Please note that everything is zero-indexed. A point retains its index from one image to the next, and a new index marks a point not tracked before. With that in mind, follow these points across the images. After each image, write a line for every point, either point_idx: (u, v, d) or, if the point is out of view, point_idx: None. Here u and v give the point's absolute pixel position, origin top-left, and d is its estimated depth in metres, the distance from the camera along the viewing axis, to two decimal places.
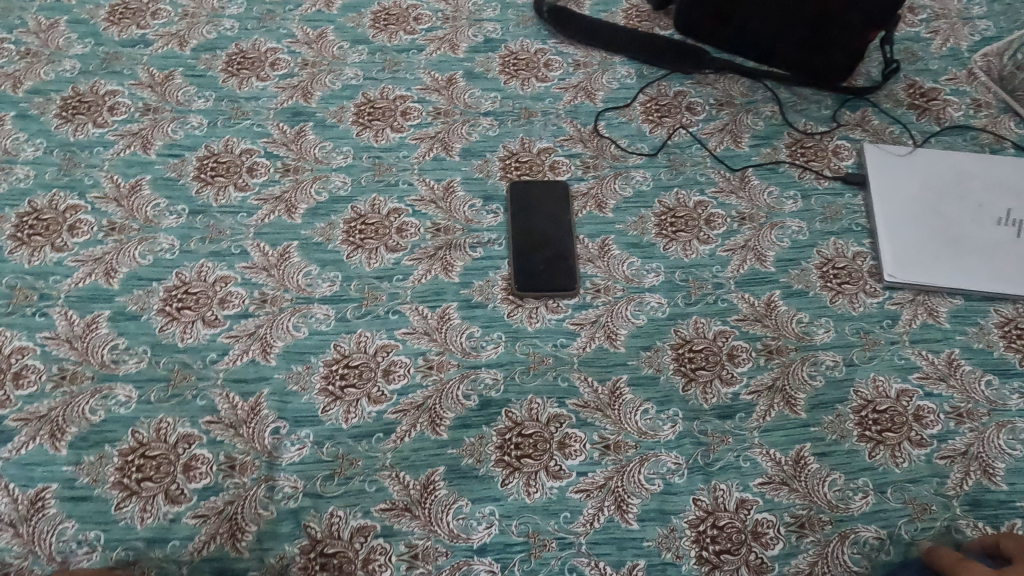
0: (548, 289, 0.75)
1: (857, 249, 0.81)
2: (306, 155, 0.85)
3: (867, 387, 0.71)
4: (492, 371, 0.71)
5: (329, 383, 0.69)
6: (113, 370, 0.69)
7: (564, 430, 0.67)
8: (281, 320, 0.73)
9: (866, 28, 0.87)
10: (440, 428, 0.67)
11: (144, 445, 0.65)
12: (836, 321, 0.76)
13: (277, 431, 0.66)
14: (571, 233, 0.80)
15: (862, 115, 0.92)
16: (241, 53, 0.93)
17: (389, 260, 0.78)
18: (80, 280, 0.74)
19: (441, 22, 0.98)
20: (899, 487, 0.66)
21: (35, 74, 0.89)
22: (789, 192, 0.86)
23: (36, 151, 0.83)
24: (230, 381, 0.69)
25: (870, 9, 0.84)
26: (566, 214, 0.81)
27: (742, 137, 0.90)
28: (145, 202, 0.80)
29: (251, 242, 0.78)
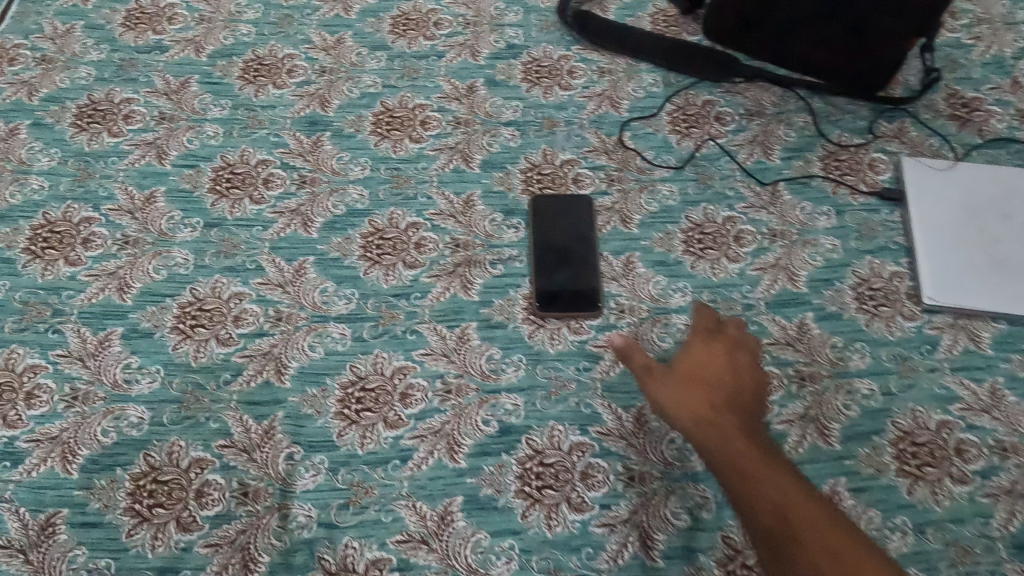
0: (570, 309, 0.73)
1: (894, 269, 0.78)
2: (323, 166, 0.83)
3: (906, 418, 0.68)
4: (513, 396, 0.68)
5: (345, 406, 0.67)
6: (126, 391, 0.67)
7: (587, 459, 0.65)
8: (296, 338, 0.71)
9: (909, 33, 0.82)
10: (458, 456, 0.65)
11: (156, 470, 0.63)
12: (871, 346, 0.73)
13: (291, 457, 0.64)
14: (595, 250, 0.77)
15: (900, 126, 0.88)
16: (258, 60, 0.91)
17: (407, 277, 0.75)
18: (94, 296, 0.73)
19: (462, 28, 0.95)
20: (940, 527, 0.62)
21: (51, 82, 0.88)
22: (822, 208, 0.82)
23: (51, 161, 0.81)
24: (244, 404, 0.67)
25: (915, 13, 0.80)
26: (590, 230, 0.78)
27: (774, 149, 0.86)
28: (159, 215, 0.78)
29: (266, 257, 0.76)
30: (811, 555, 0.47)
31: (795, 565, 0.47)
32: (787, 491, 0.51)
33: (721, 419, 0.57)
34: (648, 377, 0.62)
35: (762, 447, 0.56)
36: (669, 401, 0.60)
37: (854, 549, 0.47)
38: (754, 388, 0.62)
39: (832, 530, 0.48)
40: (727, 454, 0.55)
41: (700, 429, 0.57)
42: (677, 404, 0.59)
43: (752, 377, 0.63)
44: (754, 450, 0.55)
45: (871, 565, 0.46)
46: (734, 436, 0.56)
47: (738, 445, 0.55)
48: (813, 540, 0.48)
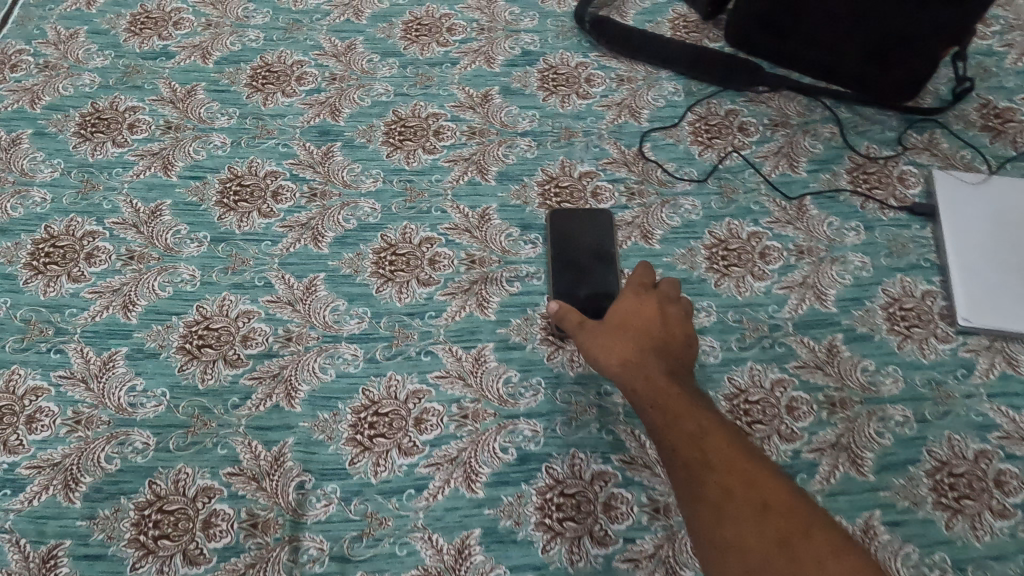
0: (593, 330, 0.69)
1: (926, 288, 0.75)
2: (334, 178, 0.80)
3: (942, 447, 0.65)
4: (531, 421, 0.66)
5: (358, 432, 0.65)
6: (131, 415, 0.65)
7: (610, 490, 0.62)
8: (307, 360, 0.68)
9: (940, 46, 0.79)
10: (475, 485, 0.62)
11: (161, 499, 0.61)
12: (904, 370, 0.70)
13: (302, 486, 0.62)
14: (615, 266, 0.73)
15: (930, 138, 0.85)
16: (266, 67, 0.88)
17: (421, 294, 0.73)
18: (97, 314, 0.70)
19: (476, 33, 0.93)
20: (980, 564, 0.60)
21: (53, 89, 0.85)
22: (850, 223, 0.79)
23: (54, 173, 0.79)
24: (253, 429, 0.65)
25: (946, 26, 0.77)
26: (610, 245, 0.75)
27: (800, 161, 0.83)
28: (165, 229, 0.76)
29: (275, 274, 0.73)
30: (717, 486, 0.49)
31: (707, 497, 0.49)
32: (703, 430, 0.52)
33: (642, 365, 0.57)
34: (580, 333, 0.63)
35: (685, 389, 0.56)
36: (597, 354, 0.61)
37: (766, 482, 0.48)
38: (685, 339, 0.60)
39: (744, 461, 0.50)
40: (648, 398, 0.55)
41: (623, 376, 0.58)
42: (603, 356, 0.60)
43: (685, 324, 0.62)
44: (675, 391, 0.55)
45: (778, 496, 0.47)
46: (657, 381, 0.56)
47: (659, 387, 0.56)
48: (724, 468, 0.50)
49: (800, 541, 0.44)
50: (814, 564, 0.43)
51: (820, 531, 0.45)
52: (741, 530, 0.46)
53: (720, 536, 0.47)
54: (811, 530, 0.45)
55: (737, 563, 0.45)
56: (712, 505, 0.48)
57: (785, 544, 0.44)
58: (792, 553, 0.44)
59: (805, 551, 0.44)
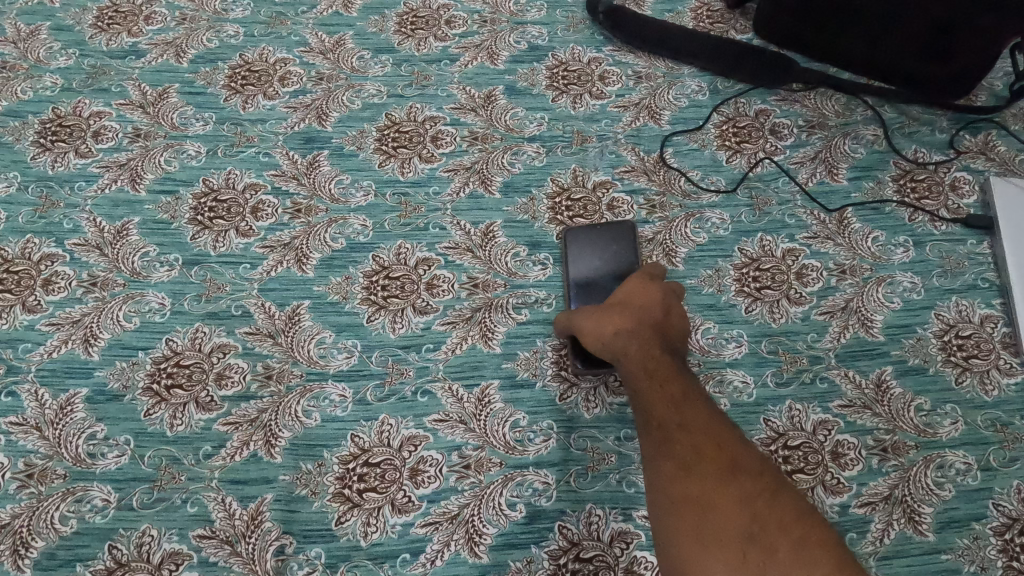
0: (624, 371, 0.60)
1: (985, 312, 0.67)
2: (320, 192, 0.72)
3: (1012, 501, 0.57)
4: (542, 472, 0.58)
5: (346, 485, 0.57)
6: (90, 467, 0.58)
7: (632, 553, 0.55)
8: (288, 403, 0.61)
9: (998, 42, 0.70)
10: (479, 549, 0.55)
11: (123, 567, 0.54)
12: (965, 409, 0.61)
13: (282, 550, 0.55)
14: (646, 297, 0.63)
15: (985, 140, 0.76)
16: (246, 66, 0.80)
17: (418, 325, 0.65)
18: (55, 350, 0.63)
19: (478, 26, 0.84)
20: None
21: (11, 93, 0.77)
22: (898, 238, 0.71)
23: (10, 188, 0.71)
24: (227, 483, 0.57)
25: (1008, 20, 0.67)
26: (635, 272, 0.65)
27: (839, 168, 0.75)
28: (132, 250, 0.68)
29: (254, 301, 0.66)
30: (696, 452, 0.44)
31: (676, 458, 0.44)
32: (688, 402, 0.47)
33: (634, 336, 0.52)
34: (572, 315, 0.58)
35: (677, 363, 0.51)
36: (586, 329, 0.56)
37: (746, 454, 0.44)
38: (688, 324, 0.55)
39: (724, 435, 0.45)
40: (634, 369, 0.51)
41: (614, 349, 0.53)
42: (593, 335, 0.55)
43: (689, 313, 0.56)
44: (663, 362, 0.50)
45: (754, 466, 0.44)
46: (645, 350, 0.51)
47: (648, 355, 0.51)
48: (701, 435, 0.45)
49: (767, 507, 0.41)
50: (780, 532, 0.39)
51: (793, 506, 0.41)
52: (715, 494, 0.42)
53: (685, 495, 0.43)
54: (781, 500, 0.42)
55: (698, 526, 0.41)
56: (682, 466, 0.44)
57: (754, 511, 0.41)
58: (760, 517, 0.40)
59: (773, 520, 0.40)
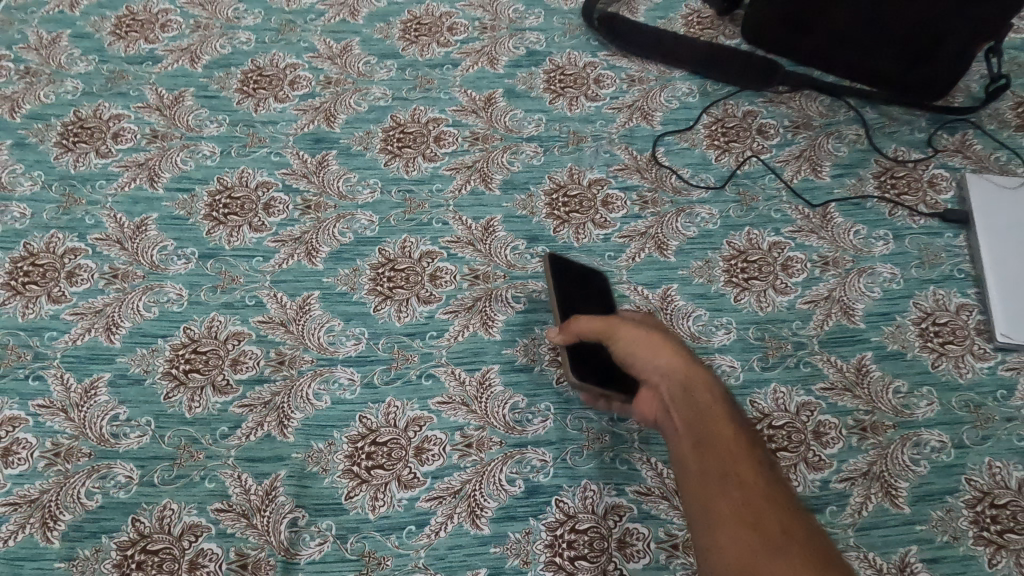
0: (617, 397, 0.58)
1: (961, 301, 0.70)
2: (329, 189, 0.76)
3: (983, 476, 0.60)
4: (540, 451, 0.61)
5: (355, 463, 0.61)
6: (113, 447, 0.61)
7: (625, 525, 0.58)
8: (300, 386, 0.64)
9: (979, 28, 0.73)
10: (480, 521, 0.58)
11: (145, 538, 0.57)
12: (940, 391, 0.65)
13: (295, 523, 0.58)
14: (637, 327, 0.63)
15: (962, 139, 0.80)
16: (257, 70, 0.84)
17: (422, 313, 0.68)
18: (79, 337, 0.66)
19: (478, 33, 0.88)
20: None
21: (35, 97, 0.81)
22: (878, 232, 0.74)
23: (34, 186, 0.75)
24: (243, 461, 0.61)
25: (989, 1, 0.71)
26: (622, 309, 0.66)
27: (823, 165, 0.79)
28: (150, 245, 0.72)
29: (267, 292, 0.69)
30: (770, 513, 0.42)
31: (748, 518, 0.42)
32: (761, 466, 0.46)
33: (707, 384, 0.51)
34: (621, 326, 0.56)
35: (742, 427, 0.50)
36: (643, 351, 0.54)
37: (813, 528, 0.42)
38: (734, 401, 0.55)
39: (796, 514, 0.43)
40: (699, 410, 0.49)
41: (678, 384, 0.51)
42: (650, 359, 0.53)
43: None
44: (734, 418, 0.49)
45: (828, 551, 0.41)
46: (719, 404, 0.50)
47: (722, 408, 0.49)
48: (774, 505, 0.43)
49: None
50: None
51: None
52: (788, 554, 0.40)
53: (755, 559, 0.39)
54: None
55: None
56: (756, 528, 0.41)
57: None
58: None
59: None
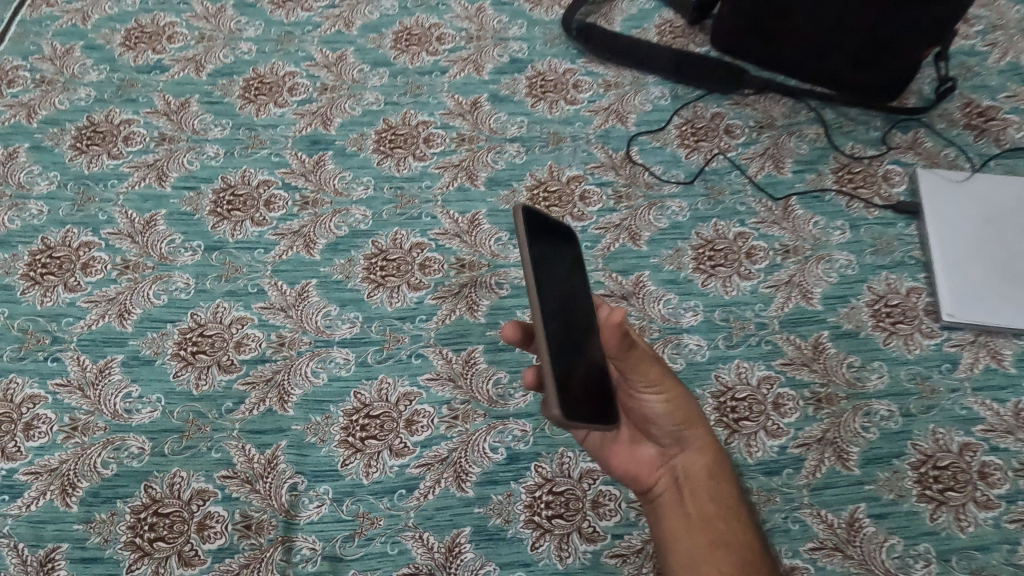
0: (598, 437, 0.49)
1: (911, 285, 0.76)
2: (326, 186, 0.81)
3: (927, 441, 0.66)
4: (521, 422, 0.66)
5: (350, 434, 0.66)
6: (126, 421, 0.66)
7: (598, 487, 0.63)
8: (299, 365, 0.69)
9: (925, 27, 0.78)
10: (465, 485, 0.63)
11: (157, 502, 0.62)
12: (890, 365, 0.70)
13: (295, 487, 0.63)
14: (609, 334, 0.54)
15: (914, 137, 0.86)
16: (258, 78, 0.90)
17: (412, 299, 0.74)
18: (93, 323, 0.71)
19: (465, 42, 0.94)
20: (965, 555, 0.60)
21: (50, 103, 0.87)
22: (836, 222, 0.80)
23: (50, 185, 0.80)
24: (247, 433, 0.66)
25: (930, 2, 0.76)
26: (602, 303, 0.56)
27: (785, 162, 0.84)
28: (159, 238, 0.77)
29: (268, 281, 0.75)
30: None
31: None
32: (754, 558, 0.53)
33: (727, 477, 0.57)
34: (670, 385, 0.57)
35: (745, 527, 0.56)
36: (674, 422, 0.57)
37: None
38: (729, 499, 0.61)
39: None
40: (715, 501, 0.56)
41: (699, 468, 0.57)
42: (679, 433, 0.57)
43: None
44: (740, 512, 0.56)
45: None
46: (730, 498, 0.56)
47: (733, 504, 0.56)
48: None
49: None
50: None
51: None
52: None
53: None
54: None
55: None
56: None
57: None
58: None
59: None
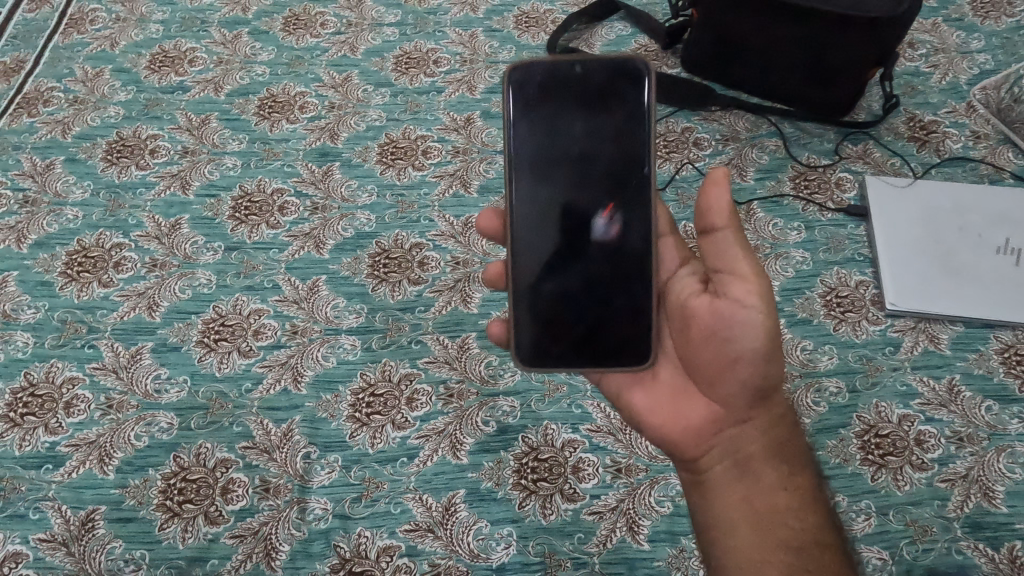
0: (576, 314, 0.59)
1: (860, 278, 0.84)
2: (333, 194, 0.90)
3: (870, 413, 0.74)
4: (510, 398, 0.74)
5: (357, 409, 0.74)
6: (157, 399, 0.74)
7: (578, 454, 0.71)
8: (311, 350, 0.77)
9: (865, 51, 0.88)
10: (460, 453, 0.71)
11: (185, 469, 0.70)
12: (839, 348, 0.79)
13: (308, 456, 0.71)
14: (635, 191, 0.56)
15: (863, 148, 0.95)
16: (272, 98, 0.99)
17: (412, 292, 0.82)
18: (126, 314, 0.80)
19: (459, 65, 1.04)
20: (901, 509, 0.68)
21: (83, 121, 0.96)
22: (793, 224, 0.89)
23: (84, 193, 0.89)
24: (265, 409, 0.73)
25: (870, 33, 0.86)
26: (645, 156, 0.56)
27: (748, 171, 0.94)
28: (184, 240, 0.85)
29: (283, 277, 0.83)
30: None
31: None
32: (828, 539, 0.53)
33: (791, 454, 0.57)
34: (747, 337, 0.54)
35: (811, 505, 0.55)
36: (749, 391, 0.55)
37: None
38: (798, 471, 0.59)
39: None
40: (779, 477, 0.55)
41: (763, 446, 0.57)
42: (756, 387, 0.55)
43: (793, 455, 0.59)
44: (811, 488, 0.56)
45: None
46: (800, 475, 0.56)
47: (802, 481, 0.56)
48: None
49: None
50: None
51: None
52: None
53: None
54: None
55: None
56: None
57: None
58: None
59: None
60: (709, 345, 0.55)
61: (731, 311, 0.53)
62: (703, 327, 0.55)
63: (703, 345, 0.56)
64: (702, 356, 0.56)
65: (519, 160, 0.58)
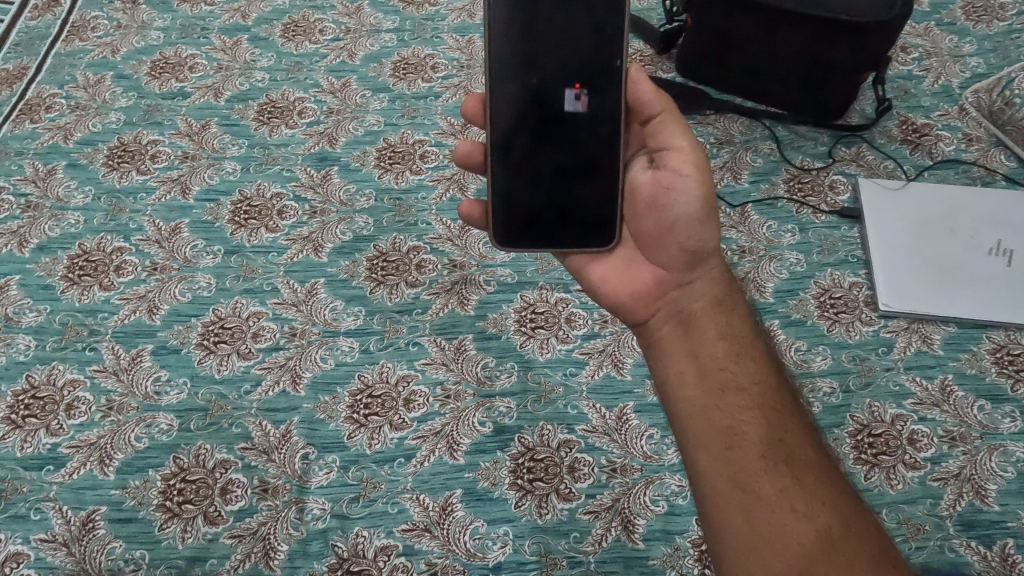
0: (541, 200, 0.62)
1: (853, 279, 0.85)
2: (332, 198, 0.91)
3: (864, 413, 0.75)
4: (506, 399, 0.75)
5: (354, 411, 0.74)
6: (156, 401, 0.75)
7: (574, 454, 0.71)
8: (310, 352, 0.78)
9: (856, 53, 0.89)
10: (456, 453, 0.72)
11: (185, 470, 0.70)
12: (833, 348, 0.79)
13: (306, 456, 0.72)
14: (608, 81, 0.58)
15: (856, 151, 0.96)
16: (271, 103, 1.00)
17: (409, 295, 0.83)
18: (126, 317, 0.80)
19: (457, 70, 1.05)
20: (893, 507, 0.69)
21: (84, 126, 0.97)
22: (787, 226, 0.90)
23: (86, 198, 0.90)
24: (264, 410, 0.74)
25: (860, 34, 0.87)
26: (617, 51, 0.58)
27: (742, 173, 0.95)
28: (184, 244, 0.86)
29: (282, 280, 0.84)
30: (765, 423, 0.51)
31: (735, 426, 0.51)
32: (770, 386, 0.54)
33: (733, 309, 0.58)
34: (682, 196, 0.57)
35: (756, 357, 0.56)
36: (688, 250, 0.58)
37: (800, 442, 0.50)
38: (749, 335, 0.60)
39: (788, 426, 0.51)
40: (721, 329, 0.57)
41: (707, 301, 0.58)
42: (693, 249, 0.58)
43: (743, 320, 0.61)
44: (749, 339, 0.57)
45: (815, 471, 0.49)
46: (740, 328, 0.57)
47: (741, 335, 0.57)
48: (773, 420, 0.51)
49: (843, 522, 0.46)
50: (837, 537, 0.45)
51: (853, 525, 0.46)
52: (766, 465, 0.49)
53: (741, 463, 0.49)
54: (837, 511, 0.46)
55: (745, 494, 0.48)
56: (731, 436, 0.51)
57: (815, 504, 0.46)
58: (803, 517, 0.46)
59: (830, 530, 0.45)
60: (649, 214, 0.59)
61: (671, 179, 0.57)
62: (646, 196, 0.59)
63: (645, 214, 0.59)
64: (644, 223, 0.60)
65: (496, 58, 0.58)
